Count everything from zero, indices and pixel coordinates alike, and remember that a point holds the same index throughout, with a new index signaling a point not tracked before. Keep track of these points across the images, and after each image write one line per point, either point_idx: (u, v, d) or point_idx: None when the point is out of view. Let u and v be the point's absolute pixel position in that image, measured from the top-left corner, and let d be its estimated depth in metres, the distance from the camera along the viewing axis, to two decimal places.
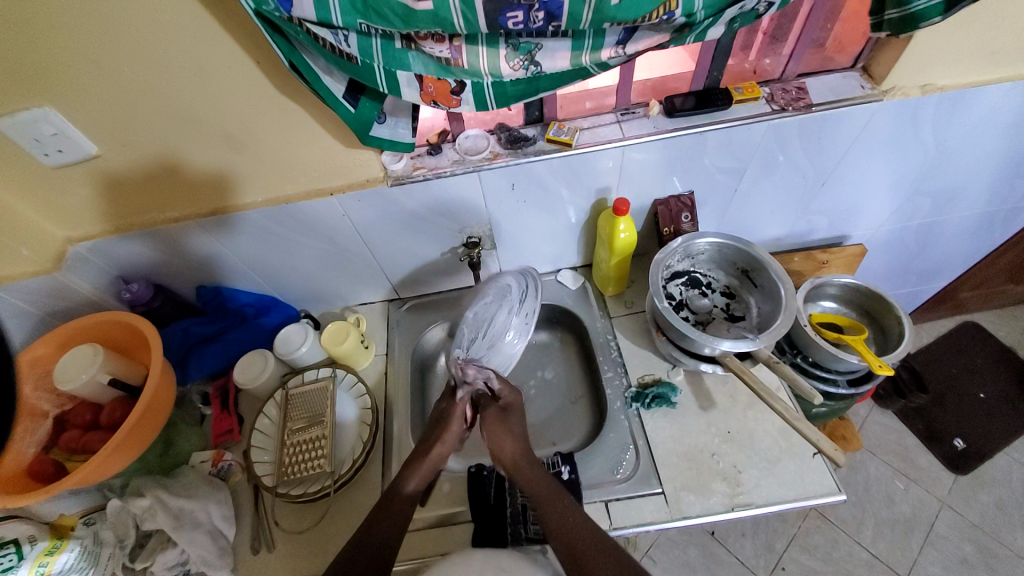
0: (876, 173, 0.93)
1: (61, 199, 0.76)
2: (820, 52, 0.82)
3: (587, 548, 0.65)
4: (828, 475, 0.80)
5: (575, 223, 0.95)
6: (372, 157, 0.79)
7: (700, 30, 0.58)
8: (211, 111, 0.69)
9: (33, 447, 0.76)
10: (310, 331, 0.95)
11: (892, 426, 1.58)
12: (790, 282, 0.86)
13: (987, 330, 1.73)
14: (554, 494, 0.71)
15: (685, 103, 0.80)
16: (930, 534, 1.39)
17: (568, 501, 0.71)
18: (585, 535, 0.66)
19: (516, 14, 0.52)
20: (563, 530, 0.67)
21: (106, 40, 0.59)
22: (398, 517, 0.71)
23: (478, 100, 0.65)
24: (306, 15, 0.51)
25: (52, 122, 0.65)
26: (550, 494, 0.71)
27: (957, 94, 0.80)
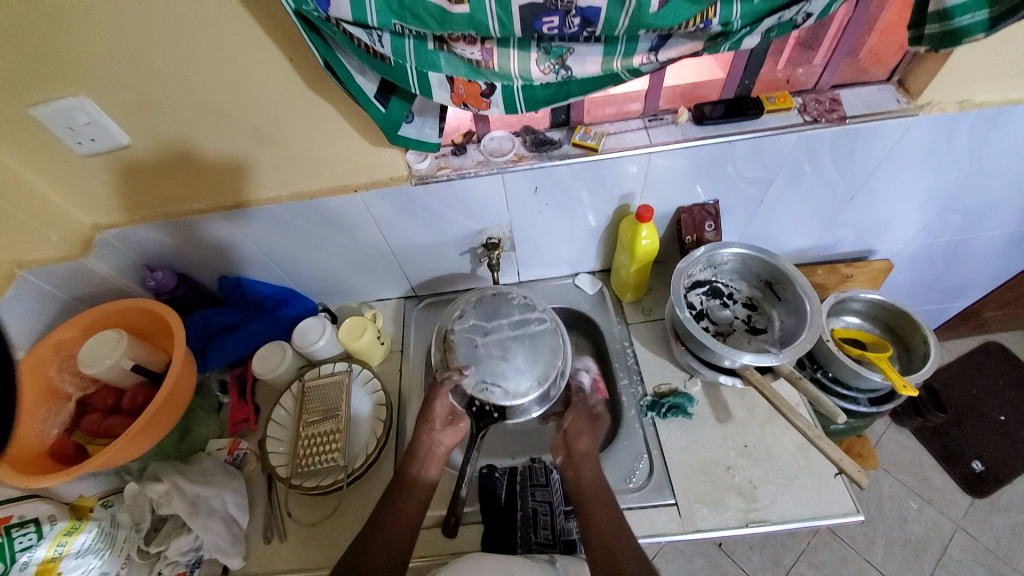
0: (908, 189, 0.91)
1: (92, 187, 0.78)
2: (855, 63, 0.81)
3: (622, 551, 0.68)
4: (846, 494, 0.79)
5: (595, 228, 0.95)
6: (397, 155, 0.79)
7: (736, 39, 0.57)
8: (240, 105, 0.70)
9: (58, 428, 0.78)
10: (329, 325, 0.96)
11: (909, 445, 1.55)
12: (815, 297, 0.84)
13: (1011, 351, 1.68)
14: (604, 496, 0.74)
15: (714, 111, 0.79)
16: (943, 557, 1.36)
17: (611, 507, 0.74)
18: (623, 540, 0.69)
19: (551, 19, 0.52)
20: (604, 532, 0.70)
21: (143, 33, 0.60)
22: (414, 509, 0.75)
23: (507, 102, 0.65)
24: (341, 14, 0.51)
25: (86, 111, 0.66)
26: (600, 491, 0.75)
27: (997, 110, 0.77)
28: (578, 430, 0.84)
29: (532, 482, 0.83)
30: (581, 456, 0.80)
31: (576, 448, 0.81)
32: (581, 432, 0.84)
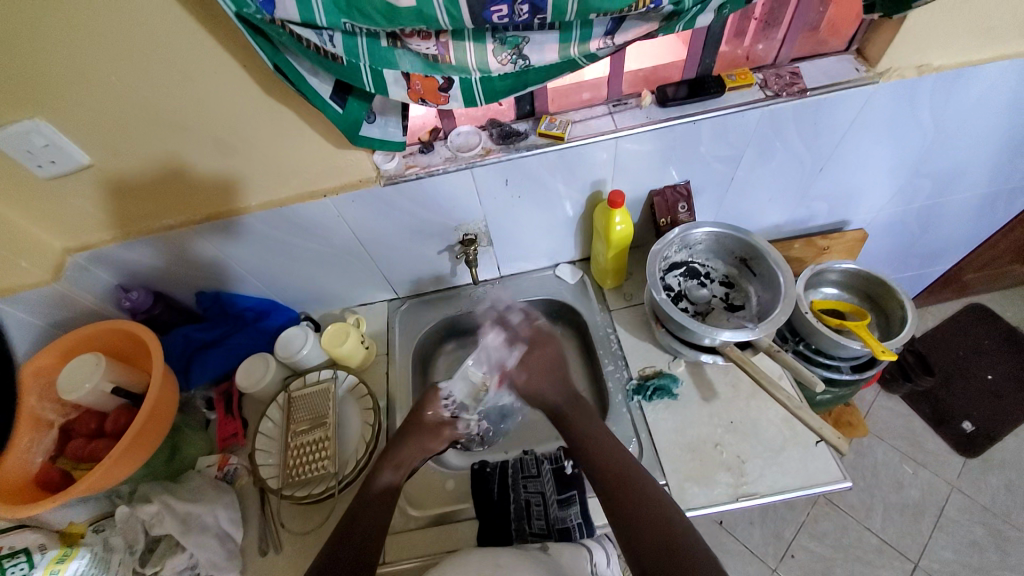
0: (877, 156, 0.92)
1: (57, 210, 0.77)
2: (813, 35, 0.81)
3: (629, 480, 0.71)
4: (832, 462, 0.80)
5: (571, 217, 0.95)
6: (364, 157, 0.79)
7: (689, 18, 0.57)
8: (200, 117, 0.69)
9: (42, 456, 0.77)
10: (310, 334, 0.95)
11: (900, 410, 1.57)
12: (788, 269, 0.86)
13: (994, 311, 1.71)
14: (589, 417, 0.82)
15: (676, 92, 0.79)
16: (940, 518, 1.38)
17: (614, 442, 0.77)
18: (628, 471, 0.72)
19: (501, 8, 0.51)
20: (604, 464, 0.74)
21: (92, 47, 0.59)
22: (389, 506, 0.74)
23: (467, 96, 0.65)
24: (289, 16, 0.51)
25: (42, 133, 0.65)
26: (584, 412, 0.83)
27: (956, 72, 0.78)
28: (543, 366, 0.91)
29: (524, 474, 0.83)
30: (540, 376, 0.90)
31: (536, 374, 0.90)
32: (528, 351, 0.93)
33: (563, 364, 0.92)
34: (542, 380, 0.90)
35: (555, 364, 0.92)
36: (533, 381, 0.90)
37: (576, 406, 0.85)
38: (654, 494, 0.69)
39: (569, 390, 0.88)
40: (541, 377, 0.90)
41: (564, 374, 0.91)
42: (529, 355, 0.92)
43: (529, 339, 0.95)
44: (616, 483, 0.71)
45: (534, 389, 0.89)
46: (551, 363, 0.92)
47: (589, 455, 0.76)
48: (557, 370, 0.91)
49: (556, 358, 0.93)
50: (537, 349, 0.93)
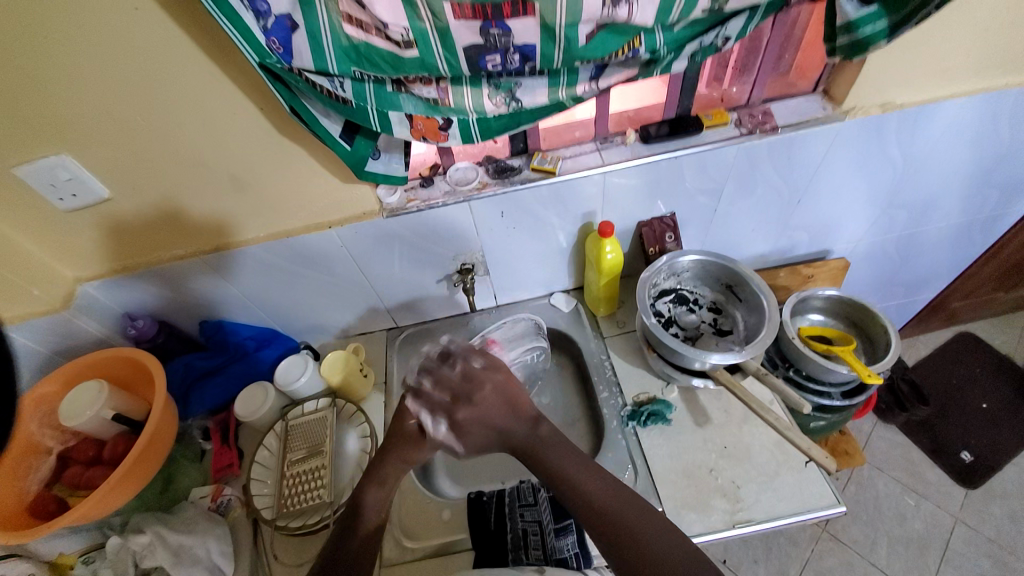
0: (851, 188, 0.98)
1: (72, 241, 0.80)
2: (783, 78, 0.88)
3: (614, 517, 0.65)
4: (826, 485, 0.81)
5: (565, 247, 0.99)
6: (367, 191, 0.84)
7: (665, 64, 0.64)
8: (214, 154, 0.74)
9: (38, 484, 0.77)
10: (310, 362, 0.96)
11: (898, 440, 1.57)
12: (771, 294, 0.89)
13: (984, 340, 1.74)
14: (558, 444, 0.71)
15: (659, 130, 0.86)
16: (948, 552, 1.35)
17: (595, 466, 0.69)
18: (607, 493, 0.66)
19: (494, 58, 0.58)
20: (583, 490, 0.67)
21: (122, 90, 0.64)
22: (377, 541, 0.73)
23: (464, 135, 0.70)
24: (304, 64, 0.57)
25: (67, 168, 0.70)
26: (548, 440, 0.71)
27: (917, 109, 0.85)
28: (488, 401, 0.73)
29: (521, 502, 0.83)
30: (472, 421, 0.72)
31: (485, 411, 0.72)
32: (467, 393, 0.73)
33: (514, 390, 0.75)
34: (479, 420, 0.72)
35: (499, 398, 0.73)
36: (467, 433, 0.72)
37: (537, 437, 0.72)
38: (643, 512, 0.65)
39: (524, 416, 0.73)
40: (473, 416, 0.72)
41: (513, 403, 0.74)
42: (459, 410, 0.72)
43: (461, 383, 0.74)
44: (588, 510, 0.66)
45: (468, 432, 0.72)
46: (499, 397, 0.73)
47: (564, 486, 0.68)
48: (507, 397, 0.74)
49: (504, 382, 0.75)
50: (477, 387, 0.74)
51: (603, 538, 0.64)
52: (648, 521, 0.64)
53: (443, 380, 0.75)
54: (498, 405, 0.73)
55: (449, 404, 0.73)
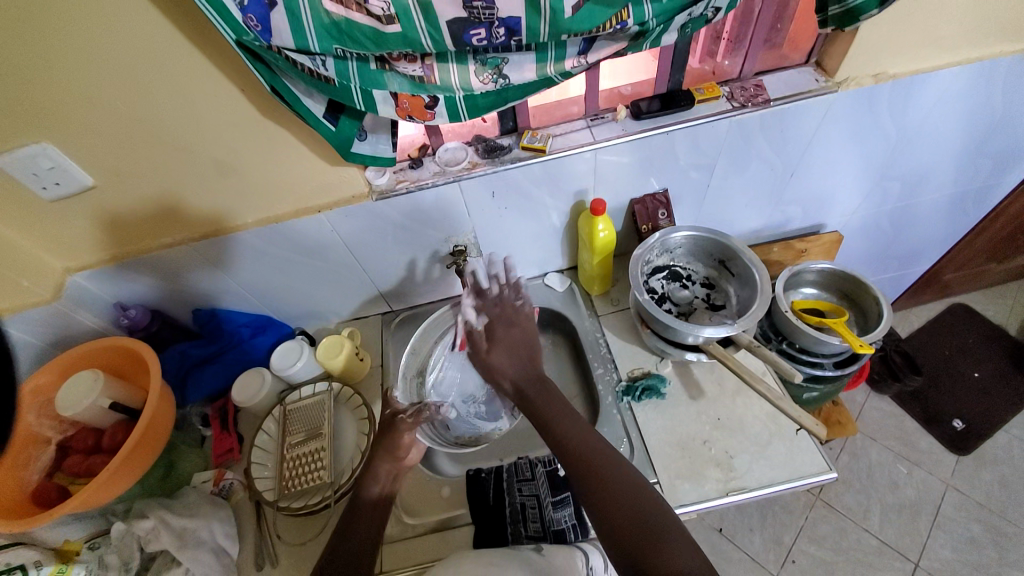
0: (844, 160, 0.97)
1: (60, 231, 0.79)
2: (775, 50, 0.87)
3: (600, 468, 0.64)
4: (816, 453, 0.83)
5: (558, 226, 0.99)
6: (356, 173, 0.83)
7: (654, 37, 0.63)
8: (199, 139, 0.73)
9: (39, 473, 0.78)
10: (305, 347, 0.97)
11: (891, 410, 1.60)
12: (763, 268, 0.90)
13: (975, 310, 1.76)
14: (559, 401, 0.72)
15: (650, 106, 0.84)
16: (937, 516, 1.39)
17: (579, 420, 0.70)
18: (605, 459, 0.65)
19: (479, 32, 0.56)
20: (574, 446, 0.67)
21: (99, 75, 0.63)
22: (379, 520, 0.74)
23: (451, 113, 0.69)
24: (284, 43, 0.55)
25: (49, 156, 0.68)
26: (547, 396, 0.72)
27: (910, 79, 0.84)
28: (503, 330, 0.77)
29: (519, 477, 0.85)
30: (504, 358, 0.75)
31: (500, 349, 0.76)
32: (503, 323, 0.78)
33: (538, 348, 0.77)
34: (506, 351, 0.76)
35: (524, 344, 0.76)
36: (496, 357, 0.76)
37: (542, 390, 0.72)
38: (626, 472, 0.64)
39: (537, 368, 0.75)
40: (506, 357, 0.75)
41: (535, 353, 0.76)
42: (497, 328, 0.78)
43: (500, 309, 0.80)
44: (593, 476, 0.64)
45: (492, 365, 0.75)
46: (522, 339, 0.77)
47: (556, 438, 0.68)
48: (527, 352, 0.76)
49: (535, 331, 0.78)
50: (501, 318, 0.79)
51: (595, 506, 0.62)
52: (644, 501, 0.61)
53: (481, 299, 0.81)
54: (510, 349, 0.76)
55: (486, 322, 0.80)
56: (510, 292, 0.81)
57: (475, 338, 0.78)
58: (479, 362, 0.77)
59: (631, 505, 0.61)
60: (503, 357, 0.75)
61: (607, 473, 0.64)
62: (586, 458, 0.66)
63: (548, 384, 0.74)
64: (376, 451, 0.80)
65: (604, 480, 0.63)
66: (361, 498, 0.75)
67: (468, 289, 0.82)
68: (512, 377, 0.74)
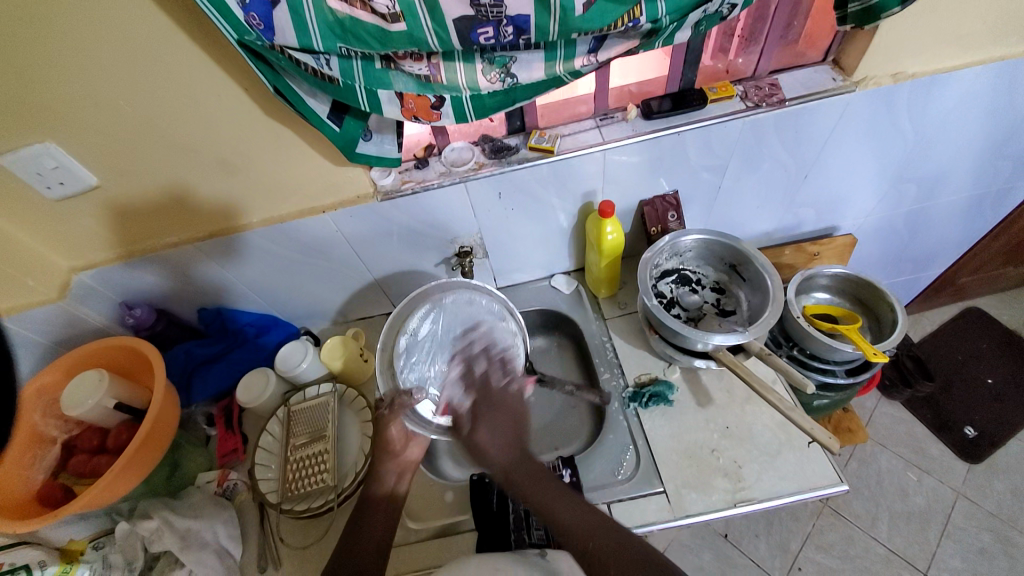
0: (860, 163, 0.94)
1: (64, 230, 0.79)
2: (791, 48, 0.85)
3: (601, 551, 0.62)
4: (828, 464, 0.81)
5: (565, 228, 0.97)
6: (361, 174, 0.82)
7: (667, 35, 0.61)
8: (202, 139, 0.72)
9: (44, 473, 0.78)
10: (310, 347, 0.96)
11: (902, 416, 1.57)
12: (775, 273, 0.88)
13: (990, 314, 1.72)
14: (544, 479, 0.68)
15: (661, 105, 0.82)
16: (948, 525, 1.37)
17: (568, 495, 0.67)
18: (602, 538, 0.63)
19: (487, 31, 0.55)
20: (566, 524, 0.65)
21: (102, 75, 0.62)
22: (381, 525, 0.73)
23: (457, 112, 0.68)
24: (288, 42, 0.54)
25: (52, 156, 0.68)
26: (535, 477, 0.67)
27: (930, 79, 0.81)
28: (487, 412, 0.72)
29: None
30: (489, 439, 0.70)
31: (492, 428, 0.71)
32: (489, 403, 0.73)
33: (525, 419, 0.72)
34: (491, 441, 0.70)
35: (512, 424, 0.71)
36: (481, 434, 0.70)
37: (530, 472, 0.68)
38: (627, 545, 0.62)
39: (526, 449, 0.70)
40: (490, 436, 0.70)
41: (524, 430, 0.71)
42: (481, 412, 0.72)
43: (483, 392, 0.75)
44: (590, 555, 0.62)
45: (476, 444, 0.70)
46: (509, 416, 0.72)
47: (549, 517, 0.65)
48: (516, 429, 0.71)
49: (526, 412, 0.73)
50: (489, 402, 0.73)
51: None
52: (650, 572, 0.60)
53: (467, 377, 0.78)
54: (496, 440, 0.70)
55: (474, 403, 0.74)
56: (512, 383, 0.77)
57: (461, 417, 0.74)
58: (463, 442, 0.72)
59: None
60: (487, 436, 0.70)
61: (604, 553, 0.62)
62: (582, 538, 0.63)
63: (536, 463, 0.69)
64: (379, 454, 0.79)
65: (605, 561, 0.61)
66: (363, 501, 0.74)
67: (462, 361, 0.81)
68: (497, 462, 0.69)
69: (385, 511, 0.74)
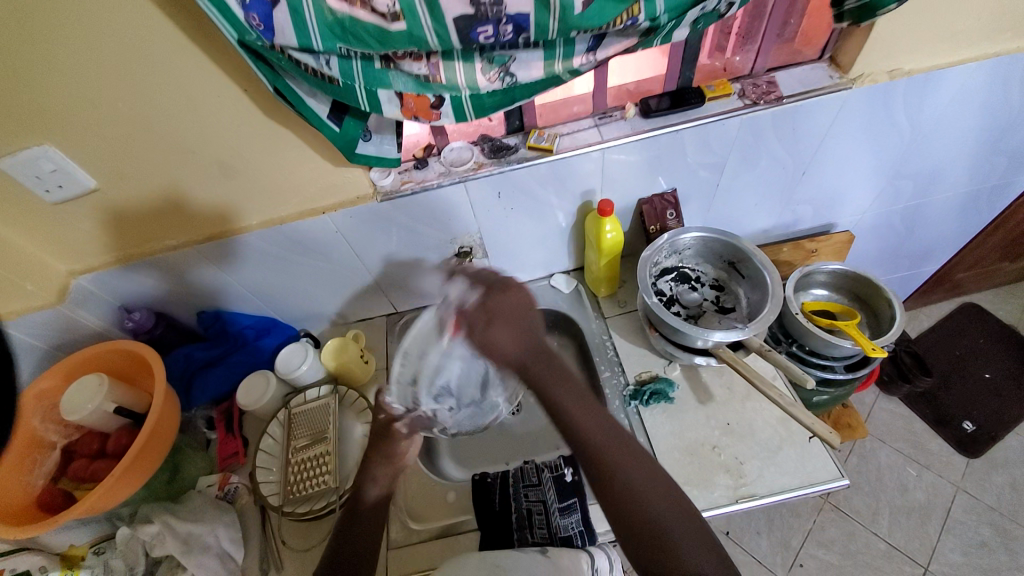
0: (856, 159, 0.95)
1: (62, 234, 0.78)
2: (788, 46, 0.85)
3: (619, 464, 0.61)
4: (829, 460, 0.81)
5: (564, 227, 0.97)
6: (360, 174, 0.82)
7: (665, 32, 0.61)
8: (201, 140, 0.72)
9: (44, 478, 0.78)
10: (311, 350, 0.95)
11: (900, 412, 1.57)
12: (774, 270, 0.88)
13: (986, 310, 1.73)
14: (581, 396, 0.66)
15: (659, 103, 0.83)
16: (948, 520, 1.37)
17: (599, 410, 0.65)
18: (624, 453, 0.62)
19: (486, 29, 0.55)
20: (586, 433, 0.64)
21: (101, 77, 0.62)
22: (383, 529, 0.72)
23: (457, 113, 0.68)
24: (287, 42, 0.54)
25: (52, 159, 0.68)
26: (559, 377, 0.66)
27: (925, 76, 0.82)
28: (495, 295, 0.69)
29: (524, 483, 0.83)
30: (505, 332, 0.67)
31: (500, 321, 0.68)
32: (500, 291, 0.70)
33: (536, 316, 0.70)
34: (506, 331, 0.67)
35: (525, 322, 0.69)
36: (501, 340, 0.67)
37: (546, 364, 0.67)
38: (647, 465, 0.62)
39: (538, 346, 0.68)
40: (507, 331, 0.67)
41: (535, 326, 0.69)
42: (492, 299, 0.69)
43: (499, 286, 0.71)
44: (605, 469, 0.61)
45: (492, 341, 0.67)
46: (519, 311, 0.69)
47: (570, 427, 0.64)
48: (525, 325, 0.68)
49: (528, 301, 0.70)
50: (501, 293, 0.70)
51: (610, 505, 0.60)
52: (656, 491, 0.60)
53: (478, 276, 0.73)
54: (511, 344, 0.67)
55: (484, 292, 0.71)
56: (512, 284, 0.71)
57: (470, 314, 0.69)
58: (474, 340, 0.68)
59: (659, 515, 0.59)
60: (507, 330, 0.67)
61: (622, 473, 0.61)
62: (602, 447, 0.62)
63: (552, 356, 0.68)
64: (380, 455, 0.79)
65: (620, 477, 0.61)
66: (365, 503, 0.74)
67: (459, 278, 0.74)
68: (509, 357, 0.67)
69: (389, 509, 0.74)
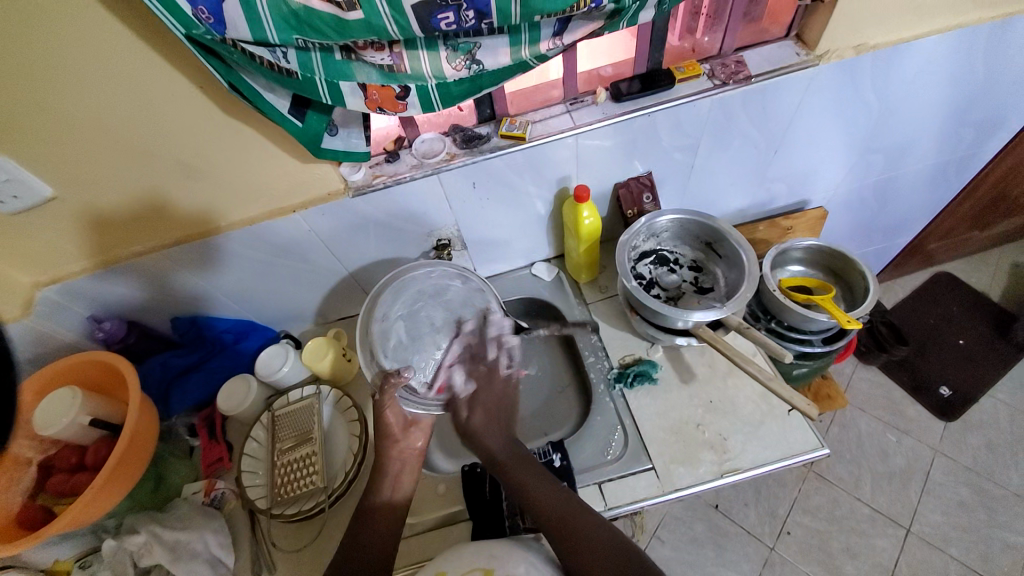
0: (827, 135, 0.96)
1: (23, 244, 0.76)
2: (755, 24, 0.85)
3: (577, 525, 0.65)
4: (809, 431, 0.83)
5: (543, 214, 0.97)
6: (331, 170, 0.80)
7: (630, 15, 0.60)
8: (161, 142, 0.70)
9: (23, 494, 0.76)
10: (291, 350, 0.95)
11: (879, 381, 1.62)
12: (750, 248, 0.89)
13: (958, 278, 1.78)
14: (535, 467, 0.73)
15: (631, 87, 0.83)
16: (927, 482, 1.43)
17: (550, 480, 0.72)
18: (578, 516, 0.66)
19: (448, 16, 0.53)
20: (544, 503, 0.68)
21: (48, 80, 0.59)
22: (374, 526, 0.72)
23: (423, 102, 0.66)
24: (240, 35, 0.52)
25: (3, 168, 0.65)
26: (522, 459, 0.74)
27: (891, 49, 0.83)
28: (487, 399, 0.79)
29: None
30: (483, 420, 0.77)
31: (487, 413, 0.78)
32: (488, 381, 0.80)
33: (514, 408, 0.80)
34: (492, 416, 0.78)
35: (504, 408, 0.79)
36: (477, 418, 0.78)
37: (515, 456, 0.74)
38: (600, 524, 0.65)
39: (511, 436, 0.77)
40: (484, 419, 0.77)
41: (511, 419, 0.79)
42: (479, 394, 0.79)
43: (486, 378, 0.81)
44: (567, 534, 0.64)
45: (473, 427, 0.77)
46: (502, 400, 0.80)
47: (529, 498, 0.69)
48: (504, 418, 0.79)
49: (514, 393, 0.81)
50: (482, 393, 0.79)
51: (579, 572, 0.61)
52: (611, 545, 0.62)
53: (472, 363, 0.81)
54: (492, 426, 0.77)
55: (475, 389, 0.79)
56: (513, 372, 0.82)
57: (458, 407, 0.79)
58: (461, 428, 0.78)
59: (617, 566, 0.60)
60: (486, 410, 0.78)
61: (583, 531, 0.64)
62: (561, 514, 0.66)
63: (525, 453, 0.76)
64: None
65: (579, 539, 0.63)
66: None
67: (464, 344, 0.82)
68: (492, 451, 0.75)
69: (379, 504, 0.75)
